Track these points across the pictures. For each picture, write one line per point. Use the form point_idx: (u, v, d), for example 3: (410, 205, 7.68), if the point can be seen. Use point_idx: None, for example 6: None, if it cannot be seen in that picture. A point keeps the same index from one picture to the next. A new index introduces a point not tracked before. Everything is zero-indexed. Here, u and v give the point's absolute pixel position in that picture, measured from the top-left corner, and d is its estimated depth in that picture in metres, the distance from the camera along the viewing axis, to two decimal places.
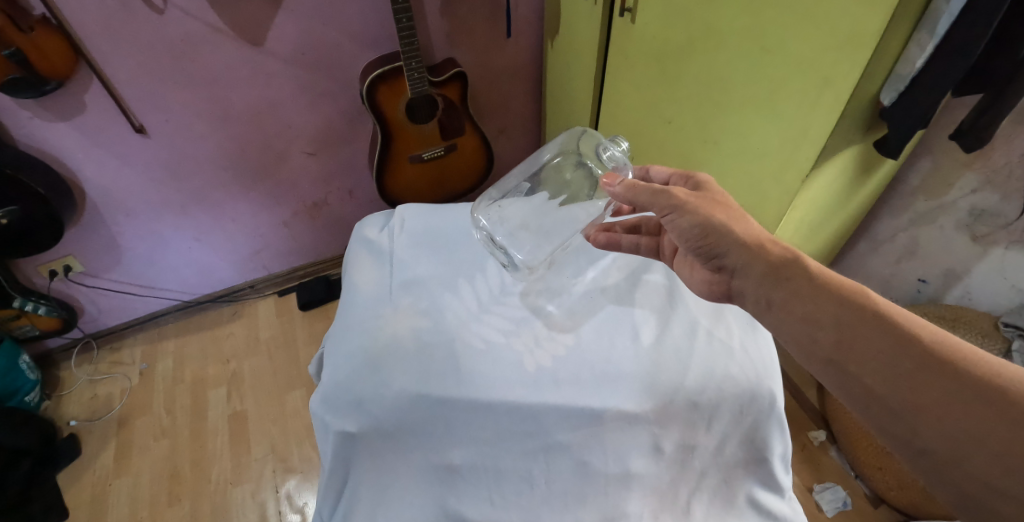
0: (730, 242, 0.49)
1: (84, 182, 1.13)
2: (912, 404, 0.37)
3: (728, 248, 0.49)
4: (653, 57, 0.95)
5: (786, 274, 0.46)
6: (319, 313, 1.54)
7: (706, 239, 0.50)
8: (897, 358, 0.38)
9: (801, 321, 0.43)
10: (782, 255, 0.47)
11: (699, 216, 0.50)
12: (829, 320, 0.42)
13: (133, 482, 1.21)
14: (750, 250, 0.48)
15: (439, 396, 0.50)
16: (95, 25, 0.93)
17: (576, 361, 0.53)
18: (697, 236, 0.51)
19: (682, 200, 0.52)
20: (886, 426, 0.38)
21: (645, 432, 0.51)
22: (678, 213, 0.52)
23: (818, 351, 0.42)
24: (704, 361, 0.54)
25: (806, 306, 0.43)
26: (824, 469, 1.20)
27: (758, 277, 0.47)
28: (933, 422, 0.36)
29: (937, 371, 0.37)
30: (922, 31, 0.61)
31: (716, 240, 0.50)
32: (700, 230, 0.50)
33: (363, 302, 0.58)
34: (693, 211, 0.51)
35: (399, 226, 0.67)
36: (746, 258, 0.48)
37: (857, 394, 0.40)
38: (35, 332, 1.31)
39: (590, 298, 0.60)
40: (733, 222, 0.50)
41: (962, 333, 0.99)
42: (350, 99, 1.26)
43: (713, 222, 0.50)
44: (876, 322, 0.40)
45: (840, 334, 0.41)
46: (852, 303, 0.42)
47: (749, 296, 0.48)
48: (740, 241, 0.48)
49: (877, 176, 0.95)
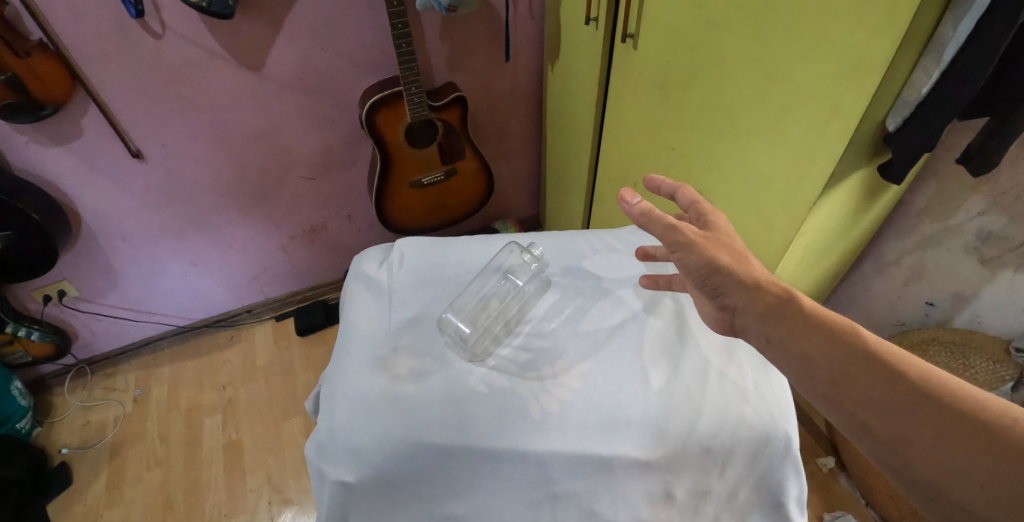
0: (731, 282, 0.46)
1: (79, 207, 1.12)
2: (904, 438, 0.35)
3: (731, 288, 0.47)
4: (656, 84, 0.94)
5: (783, 311, 0.43)
6: (317, 338, 1.51)
7: (711, 279, 0.48)
8: (888, 394, 0.37)
9: (797, 358, 0.41)
10: (779, 294, 0.45)
11: (705, 256, 0.47)
12: (824, 357, 0.40)
13: (124, 514, 1.18)
14: (750, 290, 0.46)
15: (440, 445, 0.47)
16: (92, 51, 0.93)
17: (586, 404, 0.50)
18: (701, 276, 0.48)
19: (689, 237, 0.48)
20: (881, 458, 0.37)
21: (656, 478, 0.49)
22: (685, 253, 0.48)
23: (815, 387, 0.40)
24: (717, 406, 0.51)
25: (803, 342, 0.41)
26: (834, 497, 1.17)
27: (757, 316, 0.44)
28: (923, 456, 0.34)
29: (925, 406, 0.35)
30: (928, 57, 0.59)
31: (719, 280, 0.47)
32: (706, 270, 0.47)
33: (360, 343, 0.56)
34: (699, 251, 0.48)
35: (398, 263, 0.64)
36: (745, 299, 0.45)
37: (850, 425, 0.38)
38: (27, 357, 1.29)
39: (600, 340, 0.56)
40: (739, 263, 0.47)
41: (973, 359, 0.99)
42: (350, 123, 1.25)
43: (719, 262, 0.47)
44: (868, 359, 0.38)
45: (835, 370, 0.39)
46: (841, 338, 0.40)
47: (750, 332, 0.46)
48: (741, 281, 0.46)
49: (881, 202, 0.94)
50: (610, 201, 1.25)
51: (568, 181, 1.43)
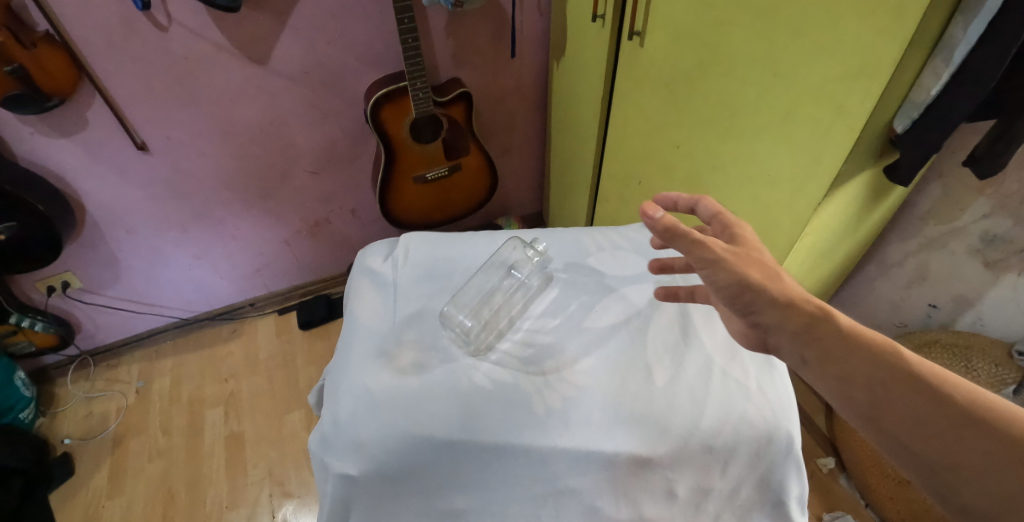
0: (763, 300, 0.43)
1: (84, 198, 1.12)
2: (959, 469, 0.33)
3: (763, 306, 0.43)
4: (662, 82, 0.94)
5: (820, 331, 0.40)
6: (320, 332, 1.52)
7: (740, 297, 0.44)
8: (937, 422, 0.34)
9: (836, 381, 0.38)
10: (814, 311, 0.41)
11: (735, 274, 0.44)
12: (865, 379, 0.37)
13: (125, 505, 1.19)
14: (783, 308, 0.42)
15: (444, 439, 0.48)
16: (98, 43, 0.93)
17: (590, 402, 0.50)
18: (732, 294, 0.44)
19: (717, 254, 0.45)
20: (932, 490, 0.34)
21: (659, 477, 0.49)
22: (714, 271, 0.44)
23: (854, 411, 0.37)
24: (720, 405, 0.51)
25: (843, 363, 0.38)
26: (834, 498, 1.17)
27: (790, 335, 0.41)
28: (981, 489, 0.32)
29: (976, 432, 0.33)
30: (937, 58, 0.59)
31: (750, 300, 0.43)
32: (737, 289, 0.44)
33: (364, 337, 0.56)
34: (728, 267, 0.44)
35: (403, 257, 0.64)
36: (778, 318, 0.42)
37: (897, 453, 0.35)
38: (30, 348, 1.29)
39: (603, 337, 0.56)
40: (772, 280, 0.43)
41: (975, 361, 0.99)
42: (354, 117, 1.25)
43: (750, 279, 0.43)
44: (910, 381, 0.36)
45: (878, 394, 0.36)
46: (883, 359, 0.37)
47: (783, 353, 0.42)
48: (774, 299, 0.42)
49: (887, 203, 0.94)
50: (614, 199, 1.25)
51: (573, 179, 1.43)
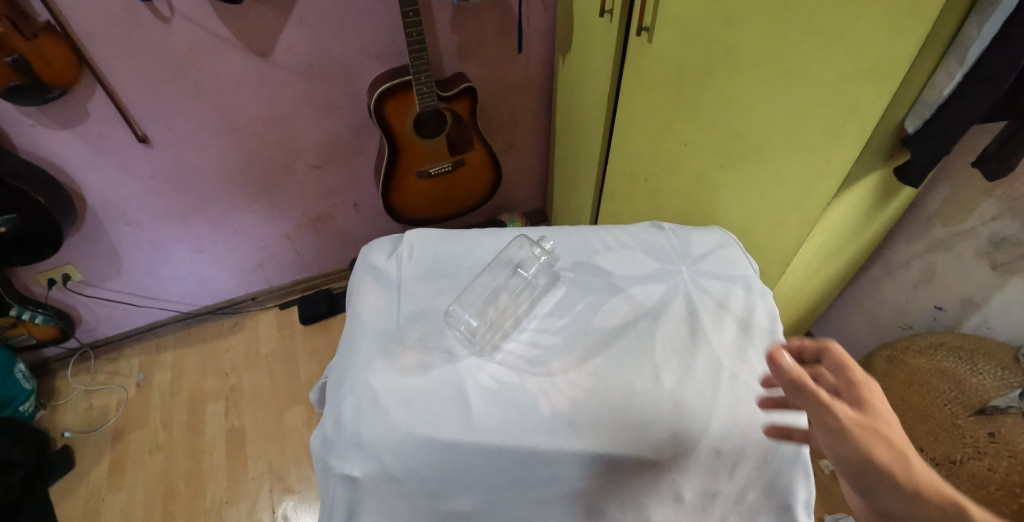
0: (889, 488, 0.39)
1: (85, 191, 1.11)
2: None
3: (885, 492, 0.39)
4: (670, 80, 0.93)
5: None
6: (321, 327, 1.51)
7: (863, 476, 0.40)
8: None
9: None
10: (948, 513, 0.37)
11: (862, 449, 0.40)
12: None
13: (125, 499, 1.19)
14: (911, 501, 0.38)
15: (449, 441, 0.47)
16: (99, 34, 0.91)
17: (597, 404, 0.50)
18: (853, 467, 0.40)
19: (843, 423, 0.41)
20: None
21: (666, 480, 0.49)
22: (839, 440, 0.41)
23: None
24: (729, 408, 0.50)
25: None
26: (835, 500, 1.16)
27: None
28: None
29: None
30: (951, 58, 0.58)
31: (874, 481, 0.39)
32: (859, 464, 0.40)
33: (368, 335, 0.55)
34: (856, 442, 0.40)
35: (407, 254, 0.63)
36: (903, 510, 0.38)
37: None
38: (31, 340, 1.29)
39: (610, 338, 0.55)
40: (902, 464, 0.39)
41: (980, 364, 0.94)
42: (357, 112, 1.24)
43: (878, 459, 0.39)
44: None
45: None
46: None
47: None
48: (901, 487, 0.38)
49: (895, 203, 0.93)
50: (620, 197, 1.25)
51: (577, 176, 1.42)
